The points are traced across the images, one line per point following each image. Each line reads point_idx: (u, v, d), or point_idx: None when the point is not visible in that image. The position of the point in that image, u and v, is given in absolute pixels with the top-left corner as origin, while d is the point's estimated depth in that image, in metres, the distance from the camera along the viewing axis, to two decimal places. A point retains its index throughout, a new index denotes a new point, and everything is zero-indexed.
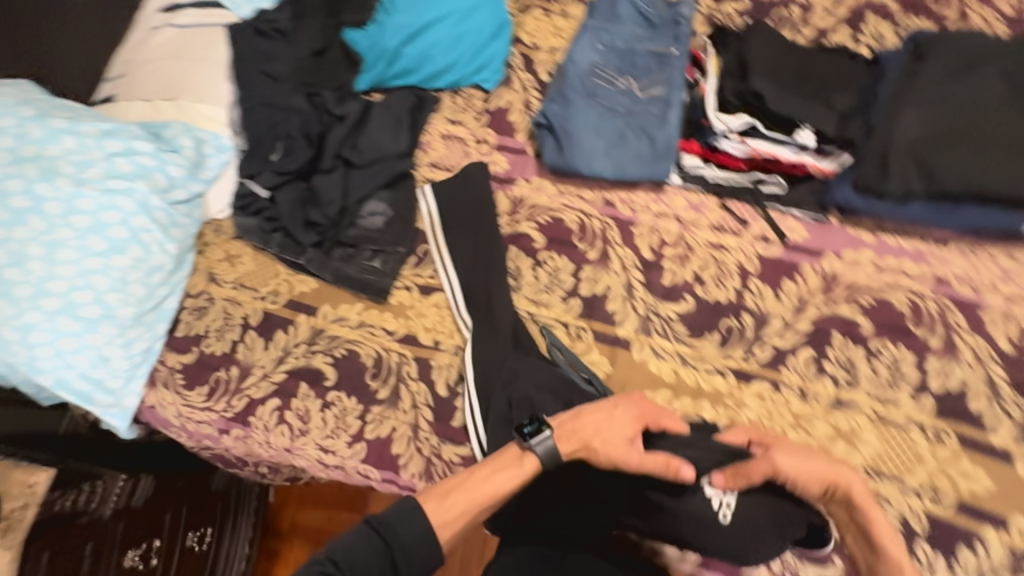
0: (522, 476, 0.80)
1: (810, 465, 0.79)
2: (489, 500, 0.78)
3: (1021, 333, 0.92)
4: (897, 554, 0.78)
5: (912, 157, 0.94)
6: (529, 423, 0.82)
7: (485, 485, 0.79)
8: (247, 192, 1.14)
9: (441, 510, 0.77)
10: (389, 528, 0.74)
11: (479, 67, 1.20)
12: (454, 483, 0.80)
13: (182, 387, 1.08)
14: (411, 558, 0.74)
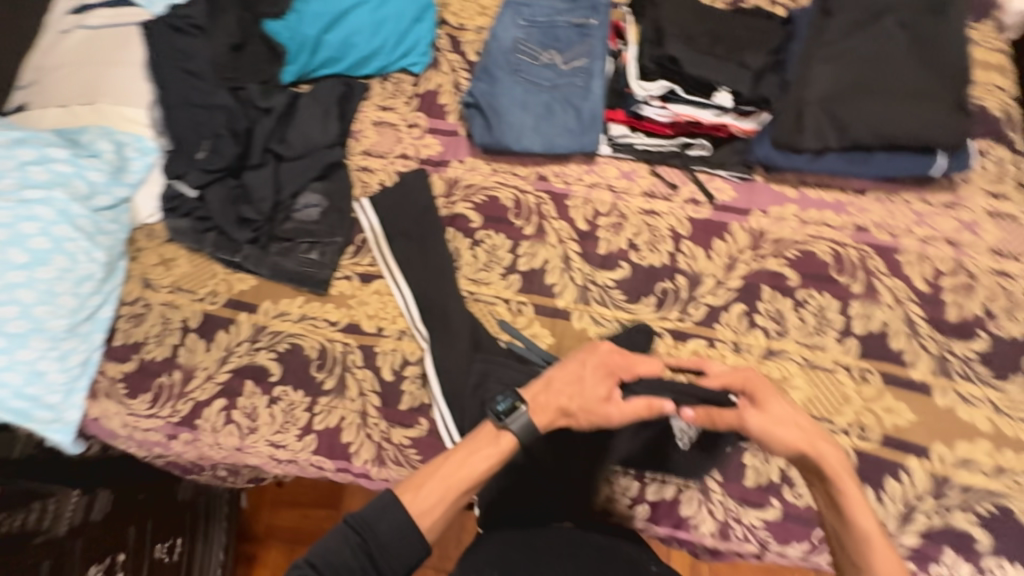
0: (499, 453, 0.76)
1: (778, 429, 0.76)
2: (468, 482, 0.74)
3: (936, 272, 0.97)
4: (869, 527, 0.72)
5: (823, 112, 0.98)
6: (503, 399, 0.79)
7: (463, 468, 0.74)
8: (175, 194, 1.12)
9: (420, 500, 0.72)
10: (366, 525, 0.69)
11: (405, 51, 1.20)
12: (428, 471, 0.75)
13: (125, 396, 1.06)
14: (394, 554, 0.69)
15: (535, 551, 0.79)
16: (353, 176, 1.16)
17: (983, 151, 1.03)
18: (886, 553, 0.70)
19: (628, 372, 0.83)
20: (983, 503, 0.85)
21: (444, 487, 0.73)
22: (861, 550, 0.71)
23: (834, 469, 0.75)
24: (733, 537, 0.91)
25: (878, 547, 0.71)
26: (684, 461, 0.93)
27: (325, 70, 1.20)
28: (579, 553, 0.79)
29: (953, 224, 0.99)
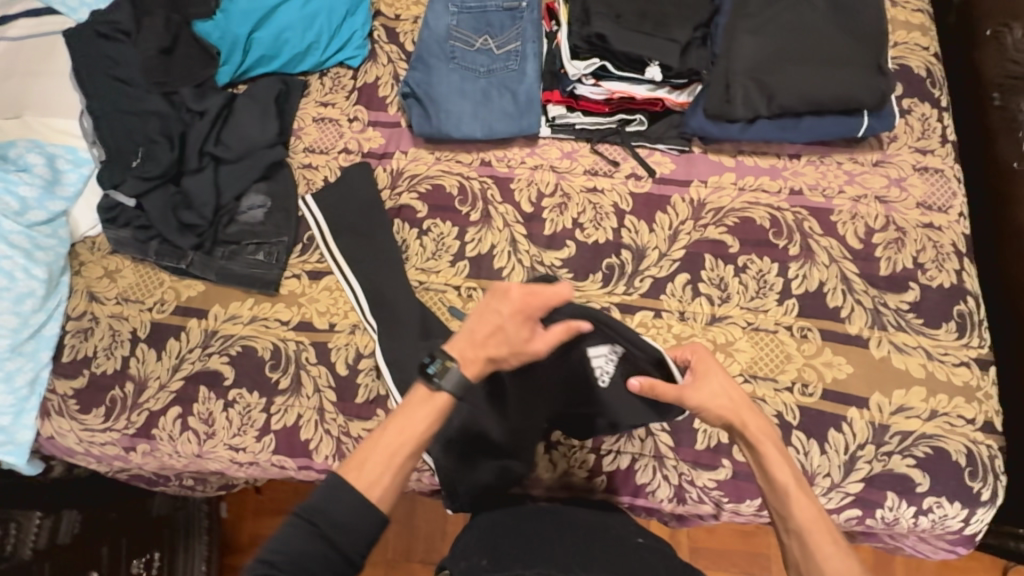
0: (436, 411, 0.73)
1: (711, 398, 0.78)
2: (412, 445, 0.72)
3: (867, 229, 1.00)
4: (787, 481, 0.74)
5: (750, 80, 1.01)
6: (431, 361, 0.73)
7: (402, 435, 0.72)
8: (113, 203, 1.10)
9: (367, 475, 0.70)
10: (315, 510, 0.66)
11: (341, 44, 1.19)
12: (369, 444, 0.72)
13: (78, 412, 1.05)
14: (351, 531, 0.66)
15: (526, 536, 0.80)
16: (297, 174, 1.15)
17: (907, 109, 1.07)
18: (802, 502, 0.73)
19: (546, 310, 0.74)
20: (919, 446, 0.89)
21: (389, 455, 0.71)
22: (779, 502, 0.74)
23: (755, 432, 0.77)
24: (689, 500, 0.94)
25: (794, 498, 0.73)
26: (636, 430, 0.95)
27: (261, 69, 1.19)
28: (569, 534, 0.81)
29: (883, 182, 1.03)
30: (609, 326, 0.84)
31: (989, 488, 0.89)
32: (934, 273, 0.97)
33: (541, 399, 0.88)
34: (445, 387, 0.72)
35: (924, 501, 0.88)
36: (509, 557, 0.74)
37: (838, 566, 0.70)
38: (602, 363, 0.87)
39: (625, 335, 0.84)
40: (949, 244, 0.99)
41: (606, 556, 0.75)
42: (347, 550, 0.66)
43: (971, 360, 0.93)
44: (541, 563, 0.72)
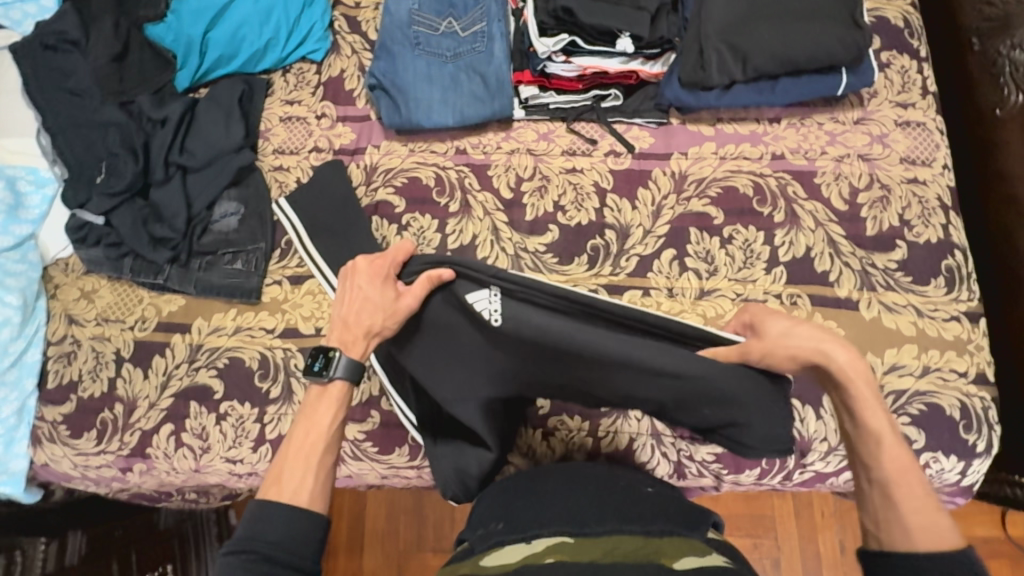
0: (336, 402, 0.77)
1: (799, 331, 0.75)
2: (322, 442, 0.75)
3: (852, 189, 0.99)
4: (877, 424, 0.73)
5: (722, 43, 0.98)
6: (314, 359, 0.78)
7: (310, 436, 0.75)
8: (81, 223, 1.07)
9: (293, 485, 0.71)
10: (253, 534, 0.66)
11: (301, 39, 1.15)
12: (284, 458, 0.73)
13: (69, 437, 1.04)
14: (292, 543, 0.67)
15: (533, 489, 0.83)
16: (269, 177, 1.11)
17: (886, 63, 1.04)
18: (893, 450, 0.72)
19: (397, 269, 0.85)
20: (914, 404, 0.90)
21: (308, 461, 0.73)
22: (869, 445, 0.73)
23: (849, 377, 0.74)
24: (689, 474, 0.95)
25: (885, 445, 0.72)
26: (632, 411, 0.94)
27: (220, 70, 1.15)
28: (577, 484, 0.83)
29: (865, 139, 1.01)
30: (465, 267, 0.82)
31: (983, 440, 0.89)
32: (921, 230, 0.96)
33: (464, 363, 0.85)
34: (337, 375, 0.77)
35: (921, 457, 0.89)
36: (523, 518, 0.77)
37: (922, 518, 0.68)
38: (485, 306, 0.79)
39: (486, 271, 0.80)
40: (935, 199, 0.98)
41: (614, 502, 0.79)
42: (301, 563, 0.67)
43: (961, 314, 0.93)
44: (554, 520, 0.76)
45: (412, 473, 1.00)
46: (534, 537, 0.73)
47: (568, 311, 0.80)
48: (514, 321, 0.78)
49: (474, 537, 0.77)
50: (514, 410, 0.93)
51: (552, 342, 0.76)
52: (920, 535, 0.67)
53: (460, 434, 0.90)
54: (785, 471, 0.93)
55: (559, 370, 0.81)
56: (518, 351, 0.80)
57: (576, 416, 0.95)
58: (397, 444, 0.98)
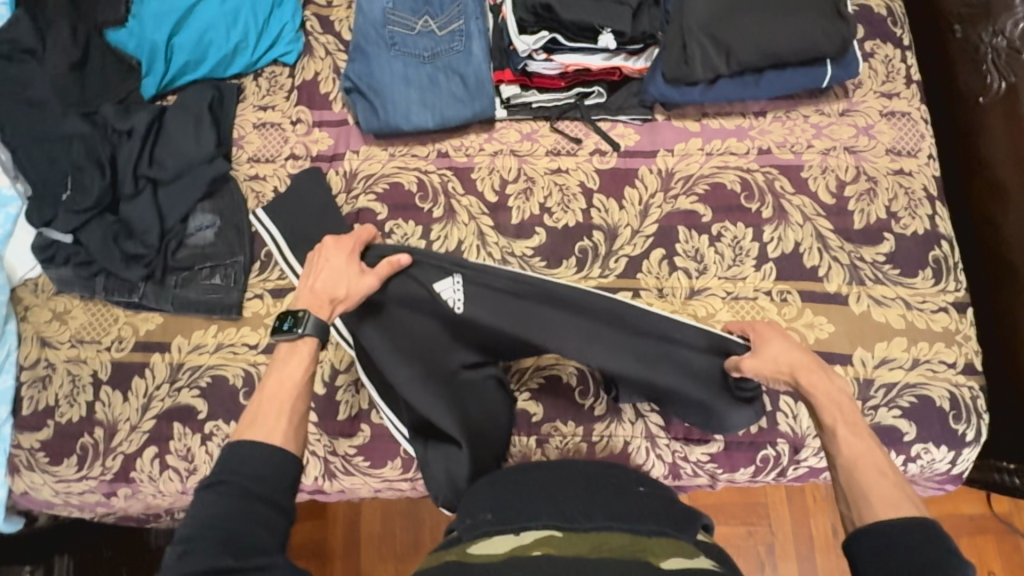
0: (308, 356, 0.77)
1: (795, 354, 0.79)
2: (296, 390, 0.75)
3: (839, 183, 0.98)
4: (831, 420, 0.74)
5: (705, 37, 0.96)
6: (284, 318, 0.77)
7: (283, 385, 0.75)
8: (49, 241, 1.02)
9: (265, 428, 0.70)
10: (229, 472, 0.65)
11: (272, 41, 1.11)
12: (257, 406, 0.73)
13: (49, 464, 1.00)
14: (267, 480, 0.66)
15: (527, 486, 0.82)
16: (244, 187, 1.08)
17: (870, 53, 1.03)
18: (850, 440, 0.72)
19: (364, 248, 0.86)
20: (905, 396, 0.90)
21: (281, 406, 0.72)
22: (825, 439, 0.74)
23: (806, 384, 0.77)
24: (684, 474, 0.95)
25: (841, 435, 0.72)
26: (626, 414, 0.94)
27: (188, 76, 1.10)
28: (569, 482, 0.82)
29: (851, 131, 1.00)
30: (428, 256, 0.86)
31: (972, 429, 0.90)
32: (908, 221, 0.96)
33: (426, 344, 0.88)
34: (304, 330, 0.76)
35: (913, 449, 0.90)
36: (513, 511, 0.76)
37: (887, 498, 0.66)
38: (449, 293, 0.85)
39: (448, 260, 0.85)
40: (921, 189, 0.97)
41: (606, 501, 0.78)
42: (278, 501, 0.66)
43: (949, 305, 0.93)
44: (546, 514, 0.74)
45: (406, 485, 0.98)
46: (522, 530, 0.72)
47: (523, 295, 0.84)
48: (473, 304, 0.85)
49: (462, 527, 0.76)
50: (490, 401, 0.92)
51: (512, 327, 0.85)
52: (886, 509, 0.64)
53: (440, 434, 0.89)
54: (779, 468, 0.93)
55: (523, 347, 0.89)
56: (477, 331, 0.87)
57: (569, 422, 0.94)
58: (390, 457, 0.96)
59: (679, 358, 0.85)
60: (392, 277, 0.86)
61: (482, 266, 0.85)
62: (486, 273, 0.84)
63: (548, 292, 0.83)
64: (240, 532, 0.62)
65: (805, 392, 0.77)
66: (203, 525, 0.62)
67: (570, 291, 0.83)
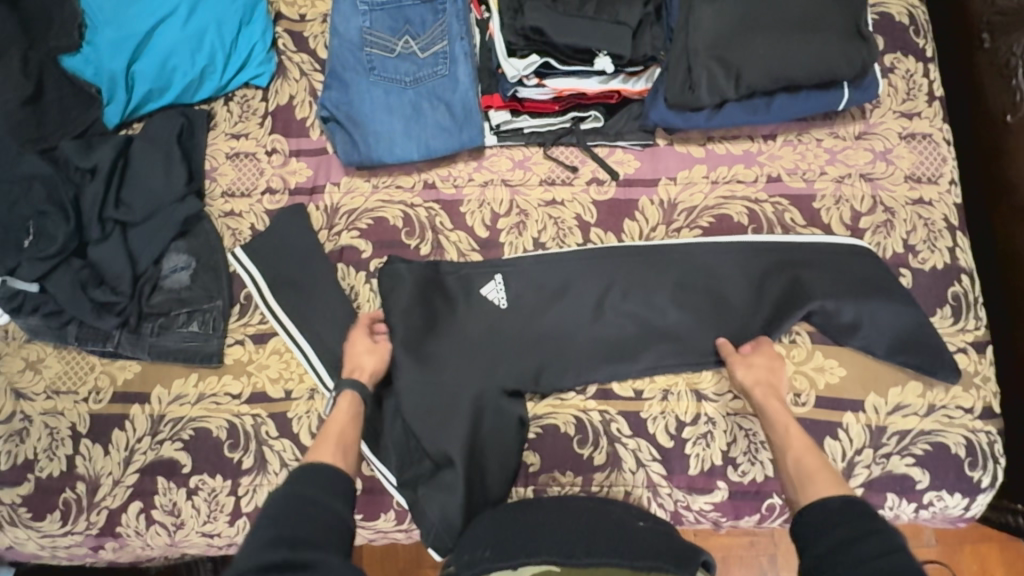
0: (353, 406, 0.86)
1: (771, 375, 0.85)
2: (346, 430, 0.84)
3: (853, 213, 0.92)
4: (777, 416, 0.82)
5: (711, 61, 0.88)
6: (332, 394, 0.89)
7: (338, 425, 0.84)
8: (13, 290, 0.97)
9: (319, 452, 0.80)
10: (293, 479, 0.75)
11: (241, 63, 1.03)
12: (317, 442, 0.82)
13: (32, 519, 0.97)
14: (321, 483, 0.74)
15: (524, 525, 0.79)
16: (219, 225, 1.01)
17: (890, 67, 0.95)
18: (797, 434, 0.80)
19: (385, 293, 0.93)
20: (918, 444, 0.86)
21: (329, 435, 0.83)
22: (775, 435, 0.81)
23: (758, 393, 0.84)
24: (686, 521, 0.92)
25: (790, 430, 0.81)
26: (627, 462, 0.89)
27: (154, 103, 1.02)
28: (569, 516, 0.79)
29: (867, 156, 0.93)
30: (472, 266, 0.95)
31: (989, 475, 0.86)
32: (926, 255, 0.90)
33: (456, 360, 0.91)
34: (343, 390, 0.87)
35: (925, 497, 0.86)
36: (513, 544, 0.74)
37: (827, 483, 0.75)
38: (494, 293, 0.94)
39: (492, 263, 0.95)
40: (941, 220, 0.91)
41: (607, 534, 0.75)
42: (332, 505, 0.73)
43: (968, 345, 0.88)
44: (544, 548, 0.73)
45: (401, 535, 0.94)
46: (521, 566, 0.71)
47: (564, 286, 0.94)
48: (517, 302, 0.94)
49: (460, 562, 0.75)
50: (503, 434, 0.89)
51: (543, 318, 0.93)
52: (825, 490, 0.74)
53: (439, 468, 0.88)
54: (785, 514, 0.89)
55: (546, 351, 0.92)
56: (511, 343, 0.92)
57: (568, 471, 0.90)
58: (383, 510, 0.92)
59: (713, 335, 0.91)
60: (433, 285, 0.94)
61: (519, 261, 0.95)
62: (522, 261, 0.94)
63: (571, 275, 0.94)
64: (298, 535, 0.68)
65: (757, 402, 0.84)
66: (266, 520, 0.69)
67: (603, 270, 0.94)
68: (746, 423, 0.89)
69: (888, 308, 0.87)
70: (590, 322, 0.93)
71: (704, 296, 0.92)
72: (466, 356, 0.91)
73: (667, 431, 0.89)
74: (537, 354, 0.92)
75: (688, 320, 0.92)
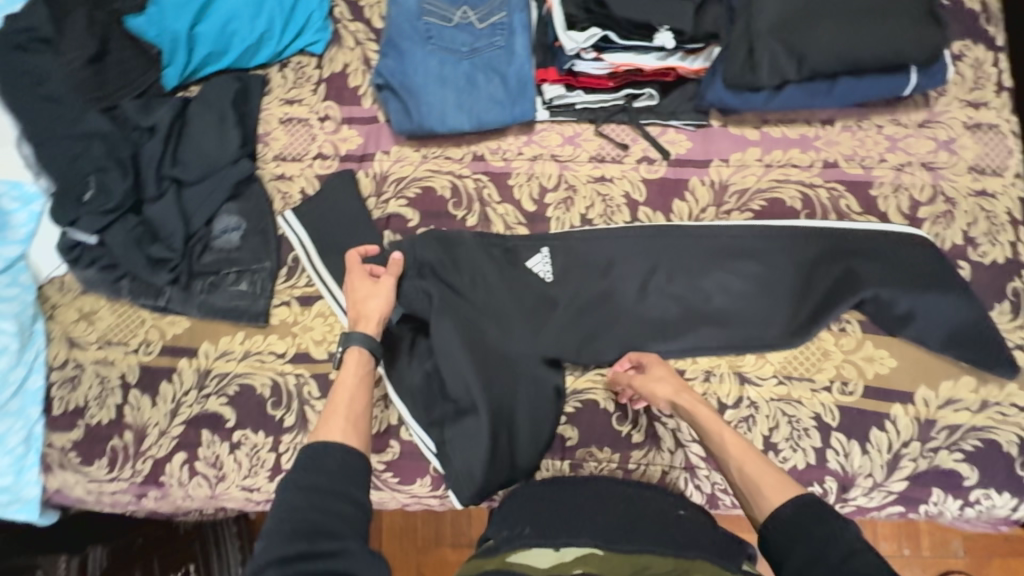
0: (360, 369, 0.83)
1: (666, 382, 0.84)
2: (357, 398, 0.80)
3: (912, 202, 0.90)
4: (705, 417, 0.81)
5: (777, 39, 0.86)
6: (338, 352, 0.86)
7: (345, 393, 0.80)
8: (73, 242, 1.00)
9: (328, 428, 0.75)
10: (302, 464, 0.71)
11: (299, 30, 1.04)
12: (327, 413, 0.78)
13: (81, 464, 1.00)
14: (333, 467, 0.71)
15: (564, 509, 0.79)
16: (271, 188, 1.03)
17: (959, 55, 0.93)
18: (732, 435, 0.78)
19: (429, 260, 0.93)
20: (968, 439, 0.84)
21: (338, 407, 0.78)
22: (711, 444, 0.79)
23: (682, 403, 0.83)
24: (722, 505, 0.91)
25: (723, 433, 0.79)
26: (666, 443, 0.90)
27: (212, 67, 1.04)
28: (607, 502, 0.80)
29: (929, 145, 0.91)
30: (518, 239, 0.95)
31: None
32: (987, 248, 0.88)
33: (495, 326, 0.91)
34: (351, 345, 0.84)
35: (972, 494, 0.84)
36: (554, 525, 0.75)
37: (774, 482, 0.72)
38: (540, 266, 0.94)
39: (538, 237, 0.95)
40: (1004, 213, 0.88)
41: (646, 521, 0.75)
42: (349, 493, 0.69)
43: None
44: (589, 531, 0.73)
45: (435, 502, 0.95)
46: (563, 546, 0.71)
47: (610, 264, 0.93)
48: (562, 276, 0.94)
49: (499, 536, 0.76)
50: (542, 406, 0.89)
51: (587, 293, 0.93)
52: (775, 496, 0.71)
53: (465, 425, 0.88)
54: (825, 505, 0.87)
55: (590, 327, 0.92)
56: (553, 317, 0.92)
57: (605, 448, 0.90)
58: (420, 474, 0.92)
59: (760, 320, 0.89)
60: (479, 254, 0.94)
61: (568, 236, 0.94)
62: (570, 238, 0.94)
63: (617, 253, 0.93)
64: (316, 523, 0.66)
65: (687, 410, 0.82)
66: (282, 512, 0.67)
67: (650, 248, 0.93)
68: (790, 409, 0.87)
69: (944, 300, 0.85)
70: (634, 302, 0.92)
71: (751, 279, 0.91)
72: (510, 324, 0.92)
73: None
74: (581, 331, 0.92)
75: (735, 305, 0.91)
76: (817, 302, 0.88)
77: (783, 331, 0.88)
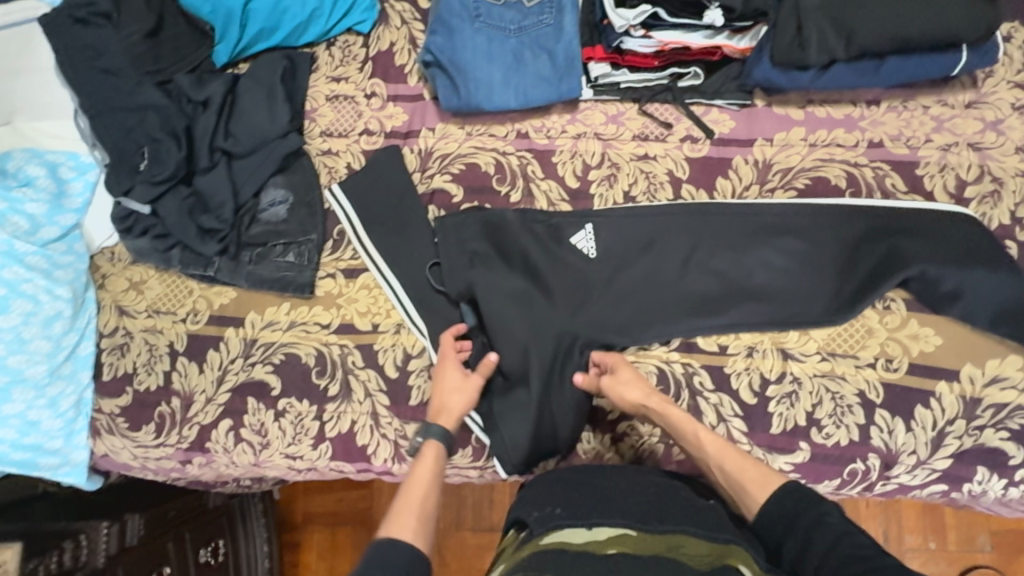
0: (432, 468, 0.84)
1: (636, 388, 0.85)
2: (427, 497, 0.80)
3: (958, 181, 0.90)
4: (677, 418, 0.82)
5: (827, 17, 0.87)
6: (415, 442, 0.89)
7: (416, 489, 0.80)
8: (127, 212, 1.03)
9: (399, 523, 0.75)
10: (370, 555, 0.70)
11: (346, 8, 1.06)
12: (397, 508, 0.78)
13: (128, 429, 1.02)
14: (400, 562, 0.69)
15: (593, 491, 0.79)
16: (317, 162, 1.05)
17: (1006, 37, 0.93)
18: (709, 437, 0.81)
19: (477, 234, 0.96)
20: (1014, 418, 0.84)
21: (410, 503, 0.79)
22: (688, 444, 0.82)
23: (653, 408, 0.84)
24: None
25: (698, 432, 0.81)
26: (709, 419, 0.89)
27: (262, 44, 1.07)
28: (641, 486, 0.80)
29: (976, 126, 0.91)
30: (563, 214, 0.96)
31: None
32: None
33: (539, 302, 0.93)
34: (429, 438, 0.86)
35: (1017, 473, 0.84)
36: (584, 506, 0.75)
37: (756, 477, 0.77)
38: (584, 242, 0.95)
39: (581, 213, 0.96)
40: None
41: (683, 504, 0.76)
42: None
43: None
44: (619, 514, 0.73)
45: (475, 473, 0.96)
46: (595, 526, 0.71)
47: (654, 241, 0.94)
48: (605, 253, 0.95)
49: (531, 520, 0.75)
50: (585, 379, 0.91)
51: (631, 269, 0.94)
52: (761, 492, 0.75)
53: (514, 399, 0.91)
54: (865, 482, 0.87)
55: (633, 302, 0.93)
56: (597, 293, 0.93)
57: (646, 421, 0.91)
58: (461, 445, 0.93)
59: (804, 297, 0.90)
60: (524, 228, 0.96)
61: (612, 212, 0.95)
62: (613, 215, 0.95)
63: (660, 229, 0.94)
64: None
65: (659, 410, 0.83)
66: None
67: (694, 225, 0.94)
68: (834, 386, 0.87)
69: (992, 279, 0.85)
70: (677, 277, 0.93)
71: (795, 256, 0.91)
72: (555, 299, 0.93)
73: (751, 387, 0.89)
74: (624, 305, 0.93)
75: (780, 282, 0.91)
76: (863, 279, 0.88)
77: (827, 309, 0.89)
